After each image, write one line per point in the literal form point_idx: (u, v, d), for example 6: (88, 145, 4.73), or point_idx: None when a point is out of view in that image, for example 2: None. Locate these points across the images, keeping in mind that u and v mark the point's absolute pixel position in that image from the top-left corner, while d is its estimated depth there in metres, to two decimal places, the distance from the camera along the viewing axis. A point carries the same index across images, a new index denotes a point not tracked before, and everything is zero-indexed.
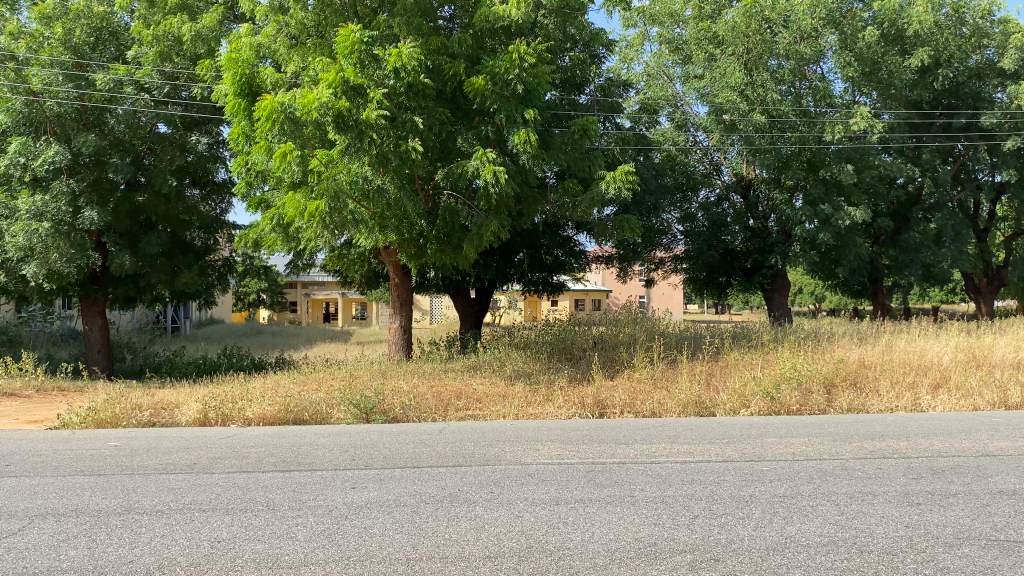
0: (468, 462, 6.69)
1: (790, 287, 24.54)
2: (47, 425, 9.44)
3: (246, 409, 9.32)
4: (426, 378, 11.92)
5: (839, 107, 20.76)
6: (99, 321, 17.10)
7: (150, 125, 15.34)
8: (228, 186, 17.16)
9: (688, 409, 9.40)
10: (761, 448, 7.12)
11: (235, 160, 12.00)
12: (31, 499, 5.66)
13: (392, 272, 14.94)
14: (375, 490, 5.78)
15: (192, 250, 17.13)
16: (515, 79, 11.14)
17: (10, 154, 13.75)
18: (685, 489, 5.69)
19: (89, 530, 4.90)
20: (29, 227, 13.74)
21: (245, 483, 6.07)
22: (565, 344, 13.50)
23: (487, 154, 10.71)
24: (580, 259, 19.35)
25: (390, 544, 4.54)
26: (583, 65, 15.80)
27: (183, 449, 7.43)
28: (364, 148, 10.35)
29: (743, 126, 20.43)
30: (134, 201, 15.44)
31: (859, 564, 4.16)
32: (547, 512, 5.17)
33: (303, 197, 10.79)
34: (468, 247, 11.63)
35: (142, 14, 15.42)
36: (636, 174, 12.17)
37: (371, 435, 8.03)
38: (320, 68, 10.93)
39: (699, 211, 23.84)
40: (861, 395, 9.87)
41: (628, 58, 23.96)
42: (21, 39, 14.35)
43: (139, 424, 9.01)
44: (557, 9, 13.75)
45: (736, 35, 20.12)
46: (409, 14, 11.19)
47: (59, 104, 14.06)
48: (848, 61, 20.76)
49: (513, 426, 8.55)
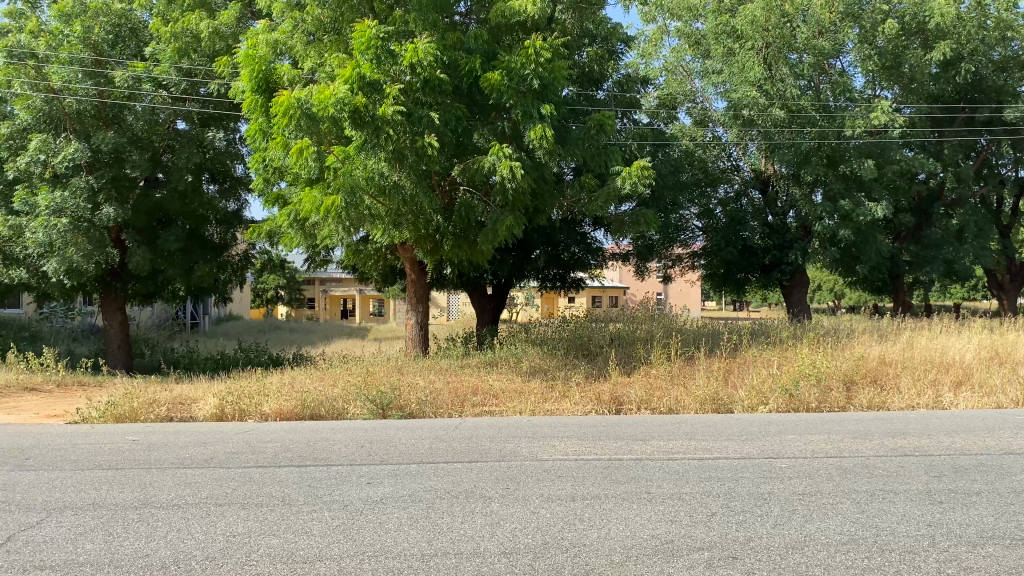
0: (484, 458, 6.64)
1: (809, 283, 24.48)
2: (66, 420, 9.45)
3: (263, 403, 9.35)
4: (442, 375, 11.81)
5: (860, 102, 20.75)
6: (119, 317, 17.24)
7: (169, 122, 15.44)
8: (247, 182, 17.18)
9: (706, 407, 9.34)
10: (780, 445, 7.06)
11: (252, 157, 11.96)
12: (47, 493, 5.67)
13: (408, 267, 14.85)
14: (390, 485, 5.75)
15: (211, 245, 17.16)
16: (532, 74, 11.13)
17: (29, 150, 13.77)
18: (702, 487, 5.62)
19: (106, 524, 4.90)
20: (48, 223, 13.71)
21: (261, 477, 6.07)
22: (581, 341, 13.45)
23: (504, 150, 10.71)
24: (598, 256, 19.18)
25: (406, 540, 4.51)
26: (601, 60, 15.68)
27: (201, 444, 7.43)
28: (380, 145, 10.28)
29: (761, 121, 20.32)
30: (154, 199, 15.62)
31: (881, 564, 4.09)
32: (563, 508, 5.12)
33: (320, 193, 10.66)
34: (483, 242, 11.56)
35: (160, 11, 15.46)
36: (653, 169, 11.95)
37: (387, 431, 8.01)
38: (336, 65, 10.89)
39: (718, 207, 23.75)
40: (881, 393, 9.73)
41: (647, 53, 23.85)
42: (41, 38, 14.26)
43: (157, 419, 9.04)
44: (574, 3, 13.83)
45: (756, 28, 19.83)
46: (424, 10, 11.29)
47: (79, 102, 14.27)
48: (868, 54, 20.63)
49: (530, 422, 8.49)
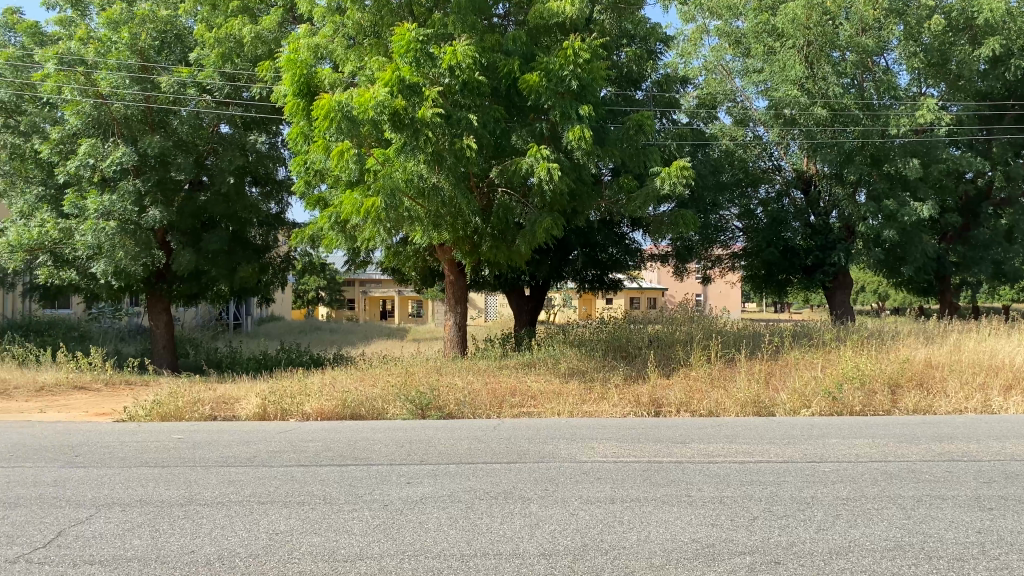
0: (522, 459, 6.65)
1: (852, 284, 24.09)
2: (114, 418, 9.67)
3: (304, 403, 9.47)
4: (480, 376, 11.86)
5: (905, 99, 20.11)
6: (164, 317, 17.57)
7: (213, 126, 15.64)
8: (288, 185, 17.37)
9: (747, 410, 9.24)
10: (823, 449, 6.95)
11: (294, 160, 12.11)
12: (96, 489, 5.81)
13: (446, 269, 14.92)
14: (430, 485, 5.79)
15: (253, 247, 17.42)
16: (570, 75, 11.10)
17: (79, 154, 14.07)
18: (743, 490, 5.56)
19: (152, 520, 5.00)
20: (96, 226, 14.08)
21: (302, 476, 6.14)
22: (620, 342, 13.39)
23: (542, 151, 10.70)
24: (635, 257, 19.07)
25: (446, 540, 4.53)
26: (640, 60, 15.60)
27: (244, 442, 7.56)
28: (420, 147, 10.35)
29: (803, 120, 20.13)
30: (198, 202, 15.91)
31: (928, 571, 4.01)
32: (603, 511, 5.10)
33: (360, 195, 10.75)
34: (522, 244, 11.55)
35: (205, 18, 15.78)
36: (692, 169, 11.84)
37: (426, 431, 8.05)
38: (376, 68, 11.00)
39: (759, 207, 23.46)
40: (927, 396, 9.55)
41: (685, 53, 23.68)
42: (90, 45, 14.65)
43: (202, 418, 9.22)
44: (612, 4, 13.75)
45: (798, 26, 19.57)
46: (463, 12, 11.33)
47: (126, 107, 14.49)
48: (912, 52, 20.42)
49: (569, 424, 8.48)
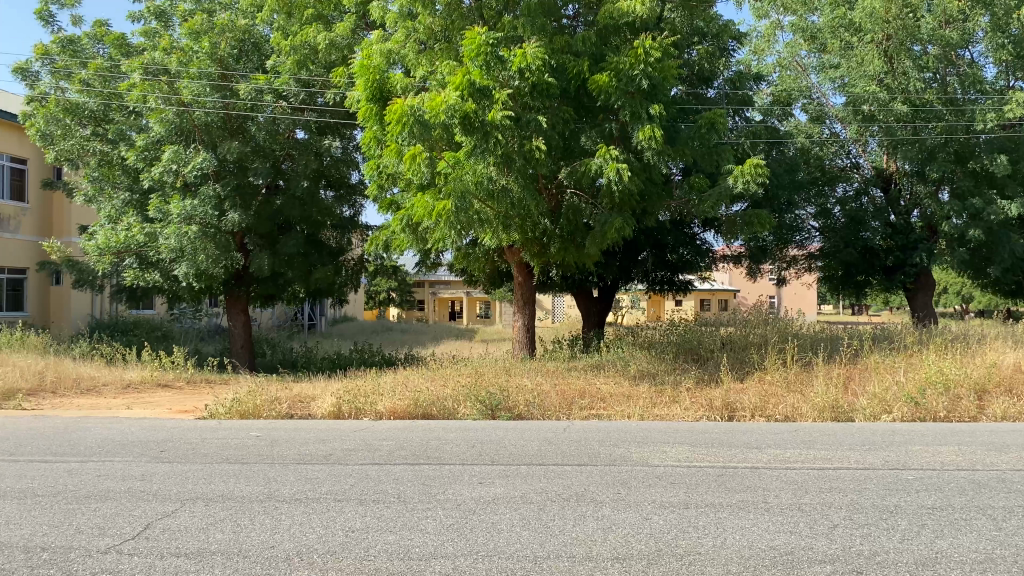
0: (593, 462, 6.62)
1: (934, 286, 23.24)
2: (196, 415, 10.02)
3: (377, 403, 9.62)
4: (550, 377, 11.87)
5: (991, 94, 19.48)
6: (243, 318, 18.09)
7: (288, 132, 16.02)
8: (361, 188, 17.64)
9: (826, 415, 9.01)
10: (906, 456, 6.73)
11: (367, 164, 12.34)
12: (182, 484, 6.02)
13: (516, 270, 14.96)
14: (502, 486, 5.82)
15: (326, 249, 17.79)
16: (640, 74, 10.99)
17: (163, 161, 14.56)
18: (822, 497, 5.43)
19: (234, 515, 5.16)
20: (179, 231, 14.64)
21: (376, 475, 6.24)
22: (691, 345, 13.21)
23: (611, 152, 10.63)
24: (706, 258, 18.79)
25: (518, 541, 4.55)
26: (712, 58, 15.37)
27: (319, 441, 7.72)
28: (490, 149, 10.42)
29: (883, 117, 19.41)
30: (274, 205, 16.35)
31: None
32: (677, 516, 5.04)
33: (432, 198, 10.90)
34: (590, 245, 11.51)
35: (281, 25, 15.96)
36: (765, 168, 11.60)
37: (497, 432, 8.09)
38: (447, 72, 11.13)
39: (836, 207, 22.59)
40: (1017, 403, 9.14)
41: (759, 50, 23.24)
42: (174, 55, 15.16)
43: (279, 416, 9.48)
44: (683, 1, 13.58)
45: (875, 20, 18.92)
46: (533, 15, 11.36)
47: (207, 114, 15.02)
48: (1001, 44, 19.55)
49: (641, 427, 8.40)
